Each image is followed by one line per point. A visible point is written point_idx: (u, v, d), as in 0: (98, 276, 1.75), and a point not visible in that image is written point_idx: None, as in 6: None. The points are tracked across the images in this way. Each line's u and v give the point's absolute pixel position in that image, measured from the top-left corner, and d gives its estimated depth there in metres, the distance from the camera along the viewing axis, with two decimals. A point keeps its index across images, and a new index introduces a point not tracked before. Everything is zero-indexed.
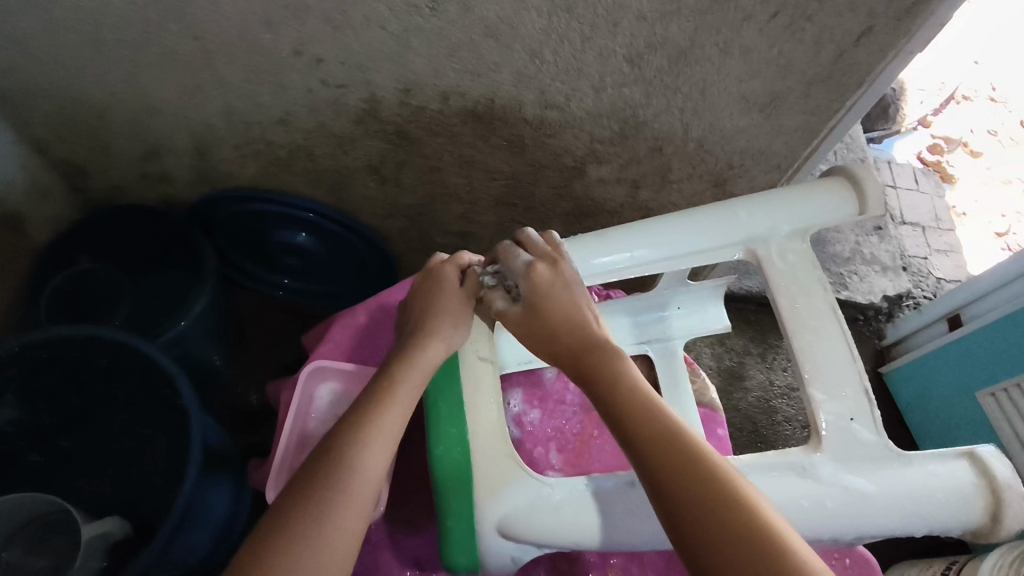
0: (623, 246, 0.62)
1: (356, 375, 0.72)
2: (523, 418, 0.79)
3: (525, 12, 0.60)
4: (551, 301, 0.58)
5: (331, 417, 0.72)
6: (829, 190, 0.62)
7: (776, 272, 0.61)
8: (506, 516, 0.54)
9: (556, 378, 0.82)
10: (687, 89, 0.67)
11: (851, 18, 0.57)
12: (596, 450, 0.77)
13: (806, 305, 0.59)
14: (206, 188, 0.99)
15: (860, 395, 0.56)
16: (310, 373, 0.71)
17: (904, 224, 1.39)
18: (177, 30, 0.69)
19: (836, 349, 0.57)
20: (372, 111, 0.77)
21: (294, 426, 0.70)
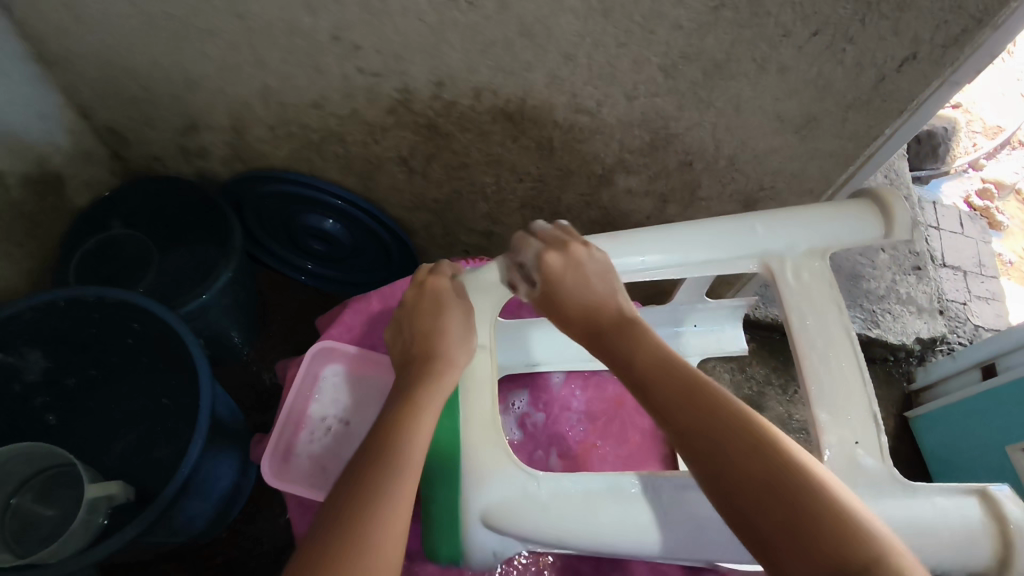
0: (636, 250, 0.62)
1: (360, 358, 0.74)
2: (526, 419, 0.79)
3: (561, 13, 0.60)
4: (574, 278, 0.59)
5: (332, 398, 0.74)
6: (850, 208, 0.61)
7: (788, 288, 0.60)
8: (498, 506, 0.55)
9: (564, 384, 0.81)
10: (721, 104, 0.66)
11: (895, 42, 0.55)
12: (597, 460, 0.77)
13: (815, 322, 0.58)
14: (241, 166, 1.02)
15: (868, 421, 0.55)
16: (317, 352, 0.73)
17: (944, 266, 1.34)
18: (222, 8, 0.71)
19: (845, 372, 0.56)
20: (405, 102, 0.78)
21: (296, 403, 0.72)
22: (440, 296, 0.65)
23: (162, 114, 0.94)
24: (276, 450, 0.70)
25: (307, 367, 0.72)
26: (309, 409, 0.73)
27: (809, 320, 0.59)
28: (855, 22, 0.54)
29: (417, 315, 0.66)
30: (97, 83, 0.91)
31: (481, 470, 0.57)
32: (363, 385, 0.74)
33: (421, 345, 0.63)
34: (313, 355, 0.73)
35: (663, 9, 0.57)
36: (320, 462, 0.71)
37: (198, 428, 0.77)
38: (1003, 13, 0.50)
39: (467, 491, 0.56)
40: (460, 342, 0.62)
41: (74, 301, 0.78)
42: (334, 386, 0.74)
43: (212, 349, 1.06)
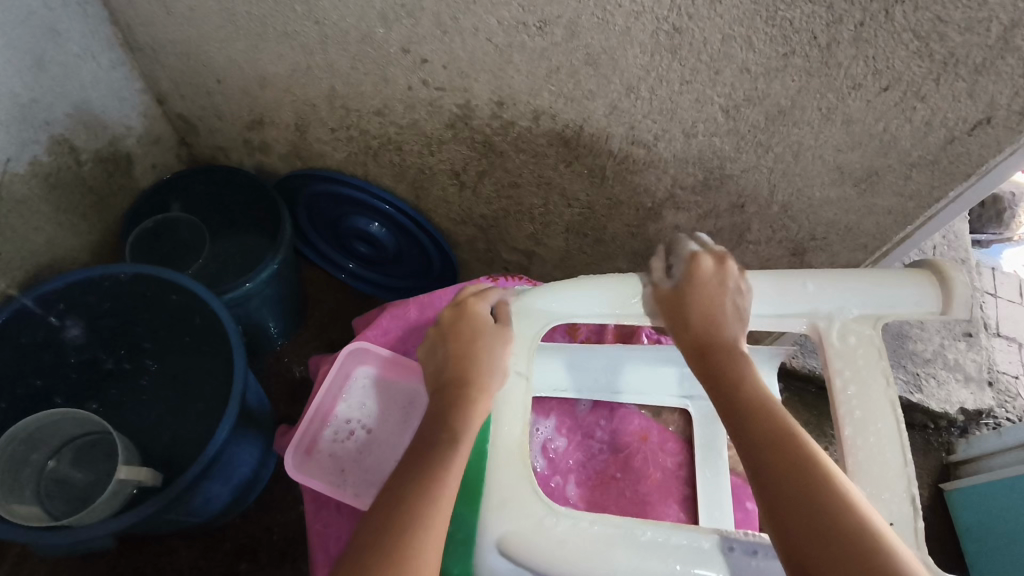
0: None
1: (393, 362, 0.75)
2: (547, 443, 0.78)
3: (629, 46, 0.60)
4: (702, 294, 0.57)
5: (360, 401, 0.75)
6: (905, 278, 0.58)
7: (836, 354, 0.58)
8: (513, 536, 0.55)
9: (591, 411, 0.80)
10: (780, 149, 0.65)
11: (969, 105, 0.54)
12: (614, 492, 0.76)
13: (858, 393, 0.56)
14: (298, 163, 1.05)
15: (905, 498, 0.53)
16: (350, 353, 0.74)
17: (997, 335, 1.30)
18: (303, 12, 0.74)
19: (886, 448, 0.54)
20: (464, 117, 0.79)
21: (325, 399, 0.73)
22: (481, 332, 0.62)
23: (231, 107, 0.98)
24: (299, 446, 0.71)
25: (338, 366, 0.73)
26: (335, 408, 0.74)
27: (851, 390, 0.57)
28: (929, 80, 0.53)
29: (450, 334, 0.63)
30: (175, 72, 0.96)
31: (503, 498, 0.56)
32: (390, 389, 0.75)
33: (455, 365, 0.61)
34: (346, 355, 0.74)
35: (732, 51, 0.57)
36: (341, 462, 0.71)
37: (226, 413, 0.79)
38: None
39: (485, 517, 0.56)
40: (495, 365, 0.61)
41: (133, 276, 0.81)
42: (363, 386, 0.75)
43: (250, 338, 1.09)
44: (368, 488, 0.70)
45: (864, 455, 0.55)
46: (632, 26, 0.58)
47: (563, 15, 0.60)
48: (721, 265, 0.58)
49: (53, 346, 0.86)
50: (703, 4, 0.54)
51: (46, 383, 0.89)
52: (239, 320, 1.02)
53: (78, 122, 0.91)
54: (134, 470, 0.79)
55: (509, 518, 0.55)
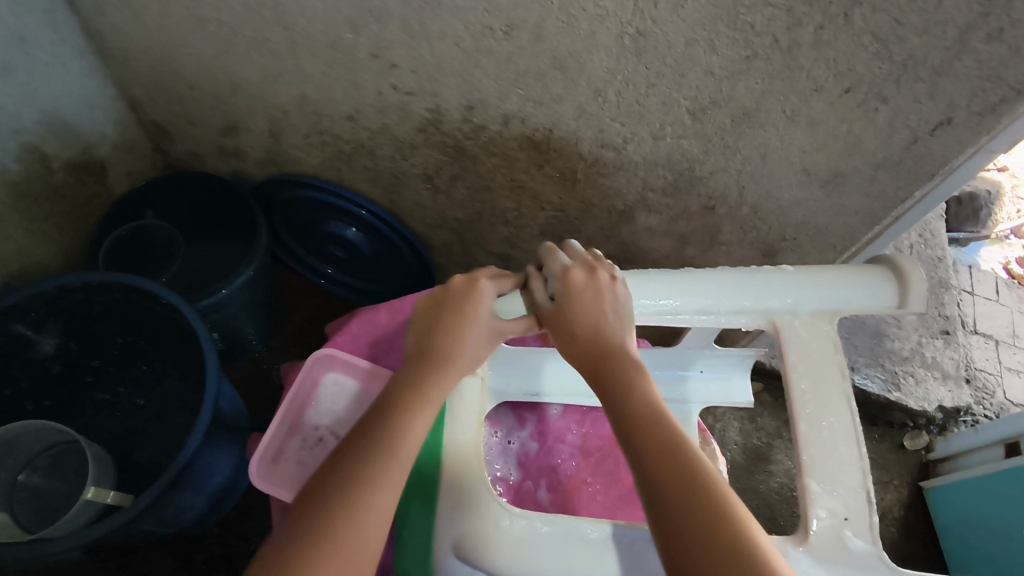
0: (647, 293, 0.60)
1: (361, 368, 0.74)
2: (518, 449, 0.78)
3: (595, 50, 0.60)
4: (578, 305, 0.55)
5: (328, 408, 0.74)
6: (864, 274, 0.60)
7: (792, 345, 0.59)
8: (468, 540, 0.55)
9: (562, 416, 0.80)
10: (747, 152, 0.66)
11: (929, 106, 0.54)
12: (585, 496, 0.76)
13: (811, 388, 0.57)
14: (273, 168, 1.04)
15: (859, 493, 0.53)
16: (318, 359, 0.73)
17: (976, 333, 1.33)
18: (270, 18, 0.73)
19: (840, 441, 0.55)
20: (435, 122, 0.79)
21: (293, 406, 0.72)
22: (460, 311, 0.60)
23: (203, 112, 0.97)
24: (266, 454, 0.70)
25: (305, 372, 0.72)
26: (304, 414, 0.73)
27: (804, 385, 0.57)
28: (890, 82, 0.53)
29: (450, 304, 0.60)
30: (146, 78, 0.95)
31: (456, 500, 0.57)
32: (359, 393, 0.74)
33: (433, 338, 0.58)
34: (314, 361, 0.73)
35: (696, 54, 0.57)
36: (310, 469, 0.71)
37: (199, 421, 0.78)
38: None
39: (441, 521, 0.57)
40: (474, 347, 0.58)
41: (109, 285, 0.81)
42: (332, 392, 0.74)
43: (227, 345, 1.08)
44: None
45: (820, 449, 0.55)
46: (597, 30, 0.58)
47: (528, 20, 0.60)
48: (590, 271, 0.57)
49: (22, 357, 0.85)
50: (666, 9, 0.54)
51: (22, 394, 0.89)
52: (215, 327, 1.01)
53: (48, 130, 0.90)
54: (101, 491, 0.78)
55: (460, 518, 0.56)
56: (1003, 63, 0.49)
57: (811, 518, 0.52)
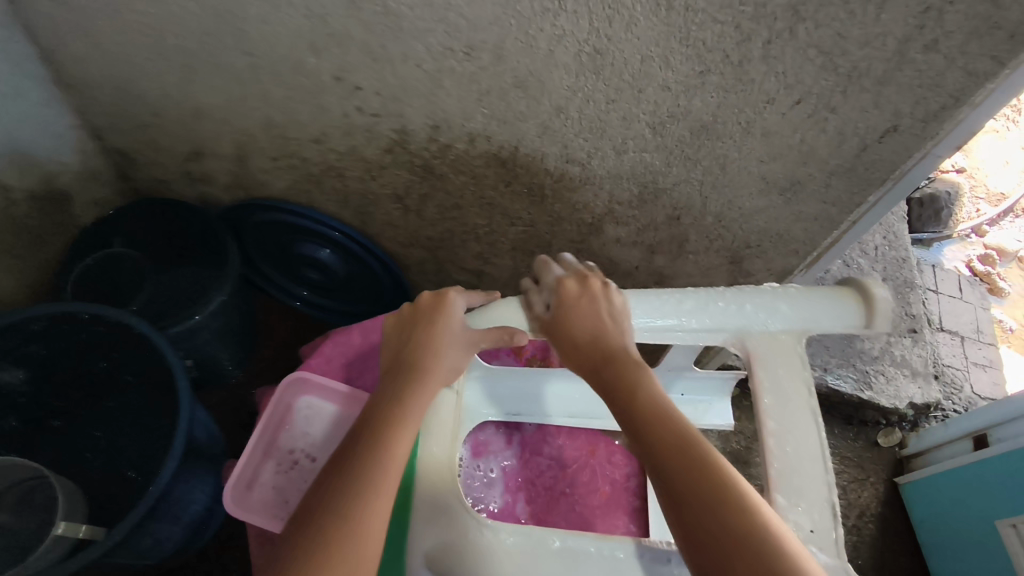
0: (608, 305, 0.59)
1: (334, 390, 0.73)
2: (501, 471, 0.78)
3: (554, 68, 0.62)
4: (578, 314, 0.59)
5: (303, 433, 0.73)
6: (824, 292, 0.60)
7: (760, 362, 0.59)
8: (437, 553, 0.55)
9: (537, 429, 0.80)
10: (707, 162, 0.67)
11: (876, 114, 0.56)
12: (564, 508, 0.77)
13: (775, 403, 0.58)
14: (242, 193, 1.04)
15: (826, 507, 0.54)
16: (290, 383, 0.73)
17: (941, 330, 1.38)
18: (233, 45, 0.74)
19: (805, 457, 0.56)
20: (402, 142, 0.80)
21: (267, 434, 0.72)
22: (434, 328, 0.60)
23: (169, 139, 0.97)
24: (240, 480, 0.69)
25: (278, 396, 0.72)
26: (279, 438, 0.73)
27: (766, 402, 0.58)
28: (837, 93, 0.55)
29: (421, 322, 0.61)
30: (109, 107, 0.94)
31: (429, 514, 0.56)
32: (333, 414, 0.74)
33: (411, 353, 0.59)
34: (286, 385, 0.72)
35: (652, 70, 0.59)
36: (286, 493, 0.70)
37: (172, 451, 0.77)
38: (981, 93, 0.51)
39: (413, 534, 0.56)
40: (446, 361, 0.59)
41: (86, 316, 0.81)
42: (305, 417, 0.74)
43: (201, 372, 1.07)
44: None
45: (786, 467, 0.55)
46: (555, 49, 0.60)
47: (487, 41, 0.62)
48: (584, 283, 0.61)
49: None
50: (620, 27, 0.56)
51: None
52: (188, 354, 1.00)
53: (9, 161, 0.89)
54: (74, 525, 0.77)
55: (428, 534, 0.56)
56: (941, 72, 0.51)
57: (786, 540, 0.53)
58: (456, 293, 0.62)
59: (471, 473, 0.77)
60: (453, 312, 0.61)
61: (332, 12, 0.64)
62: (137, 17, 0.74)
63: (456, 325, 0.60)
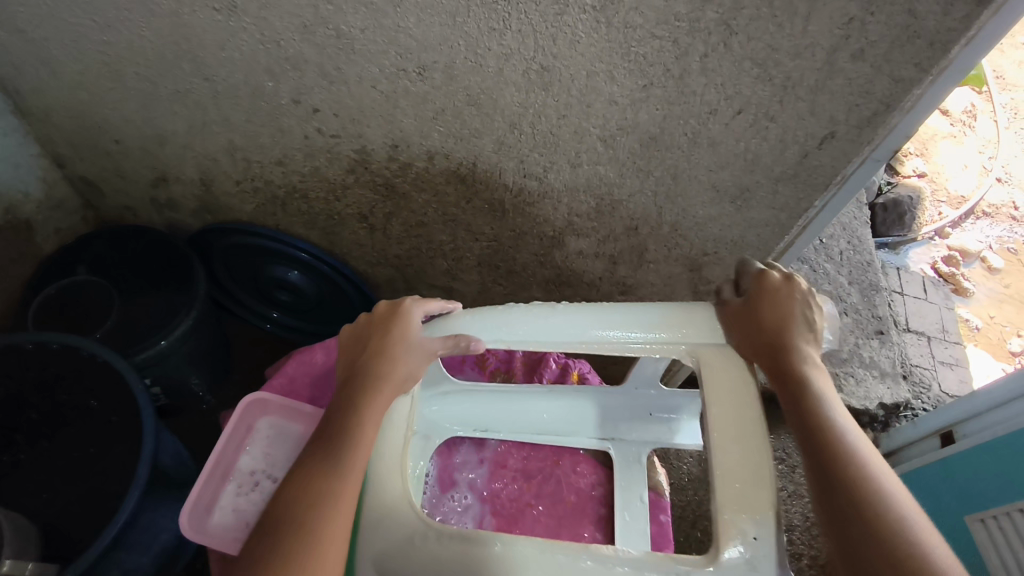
0: (559, 317, 0.61)
1: (295, 410, 0.74)
2: (468, 485, 0.78)
3: (504, 85, 0.64)
4: (774, 302, 0.58)
5: (262, 455, 0.73)
6: None
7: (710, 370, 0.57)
8: (386, 556, 0.52)
9: (501, 443, 0.81)
10: (659, 173, 0.69)
11: (813, 122, 0.58)
12: (530, 519, 0.77)
13: (723, 412, 0.55)
14: (208, 218, 1.04)
15: (767, 511, 0.50)
16: (251, 404, 0.73)
17: (908, 330, 1.43)
18: (191, 71, 0.74)
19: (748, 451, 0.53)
20: (363, 162, 0.81)
21: (225, 455, 0.72)
22: (391, 337, 0.61)
23: (133, 166, 0.97)
24: (199, 504, 0.69)
25: (237, 419, 0.72)
26: (238, 459, 0.73)
27: (713, 409, 0.55)
28: (774, 102, 0.57)
29: (378, 331, 0.62)
30: (70, 136, 0.94)
31: (373, 517, 0.54)
32: (294, 434, 0.74)
33: (369, 362, 0.60)
34: (247, 406, 0.73)
35: (598, 85, 0.60)
36: (246, 514, 0.70)
37: (135, 480, 0.76)
38: (908, 100, 0.54)
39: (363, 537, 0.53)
40: (403, 370, 0.60)
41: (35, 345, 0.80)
42: (265, 437, 0.74)
43: (169, 397, 1.06)
44: None
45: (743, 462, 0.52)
46: (504, 67, 0.62)
47: (439, 61, 0.63)
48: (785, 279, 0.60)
49: None
50: (564, 45, 0.58)
51: None
52: (156, 380, 0.99)
53: None
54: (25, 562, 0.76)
55: (379, 536, 0.53)
56: (869, 80, 0.53)
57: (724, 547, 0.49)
58: (415, 305, 0.64)
59: (441, 500, 0.77)
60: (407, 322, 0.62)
61: (287, 36, 0.66)
62: (94, 47, 0.75)
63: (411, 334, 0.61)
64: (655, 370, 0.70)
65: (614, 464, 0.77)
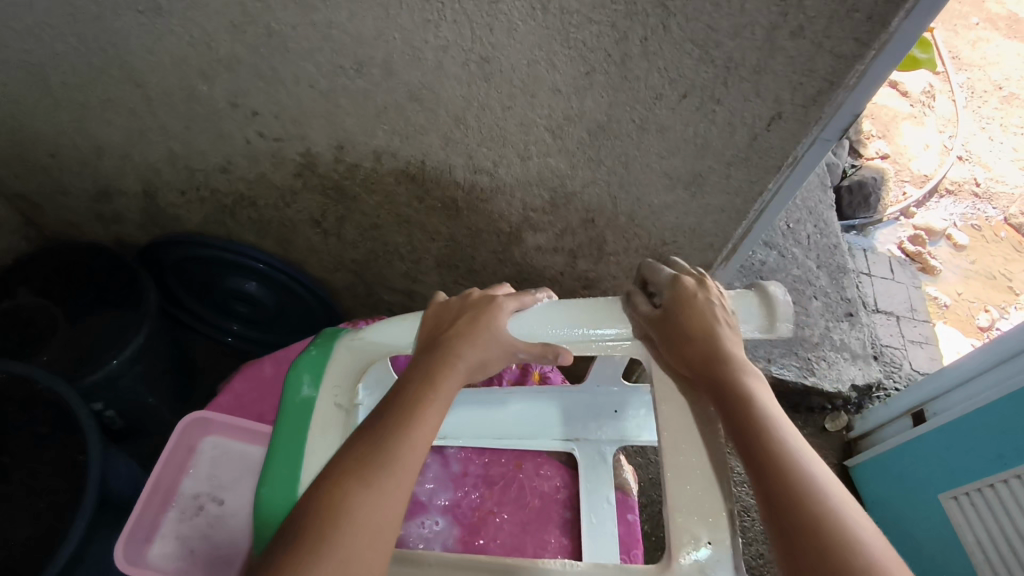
0: (584, 313, 0.53)
1: (240, 428, 0.72)
2: (430, 498, 0.76)
3: (445, 79, 0.62)
4: (693, 309, 0.49)
5: (206, 478, 0.71)
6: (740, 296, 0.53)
7: (658, 367, 0.51)
8: None
9: (460, 451, 0.79)
10: (611, 162, 0.67)
11: (759, 103, 0.57)
12: (493, 527, 0.75)
13: (672, 410, 0.49)
14: (156, 231, 1.01)
15: (722, 514, 0.44)
16: (193, 423, 0.70)
17: (877, 311, 1.44)
18: (121, 77, 0.71)
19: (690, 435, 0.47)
20: (309, 165, 0.78)
21: (165, 480, 0.69)
22: (482, 323, 0.51)
23: (73, 180, 0.93)
24: (136, 534, 0.65)
25: (177, 439, 0.69)
26: (180, 484, 0.70)
27: (661, 407, 0.49)
28: (719, 84, 0.56)
29: (467, 313, 0.52)
30: (3, 152, 0.91)
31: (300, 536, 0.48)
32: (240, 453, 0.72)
33: (446, 340, 0.50)
34: (187, 426, 0.70)
35: (540, 74, 0.59)
36: (189, 542, 0.67)
37: (81, 506, 0.73)
38: (851, 76, 0.52)
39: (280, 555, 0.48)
40: (476, 355, 0.50)
41: None
42: (209, 458, 0.72)
43: (126, 418, 1.02)
44: (219, 569, 0.66)
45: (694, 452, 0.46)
46: (443, 60, 0.60)
47: (375, 56, 0.61)
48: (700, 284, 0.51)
49: None
50: (501, 33, 0.56)
51: None
52: (109, 402, 0.96)
53: None
54: None
55: None
56: (811, 57, 0.52)
57: (678, 556, 0.43)
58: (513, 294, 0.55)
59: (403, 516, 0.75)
60: (494, 310, 0.52)
61: (216, 36, 0.63)
62: (16, 57, 0.71)
63: (496, 322, 0.52)
64: (615, 366, 0.67)
65: (579, 464, 0.77)
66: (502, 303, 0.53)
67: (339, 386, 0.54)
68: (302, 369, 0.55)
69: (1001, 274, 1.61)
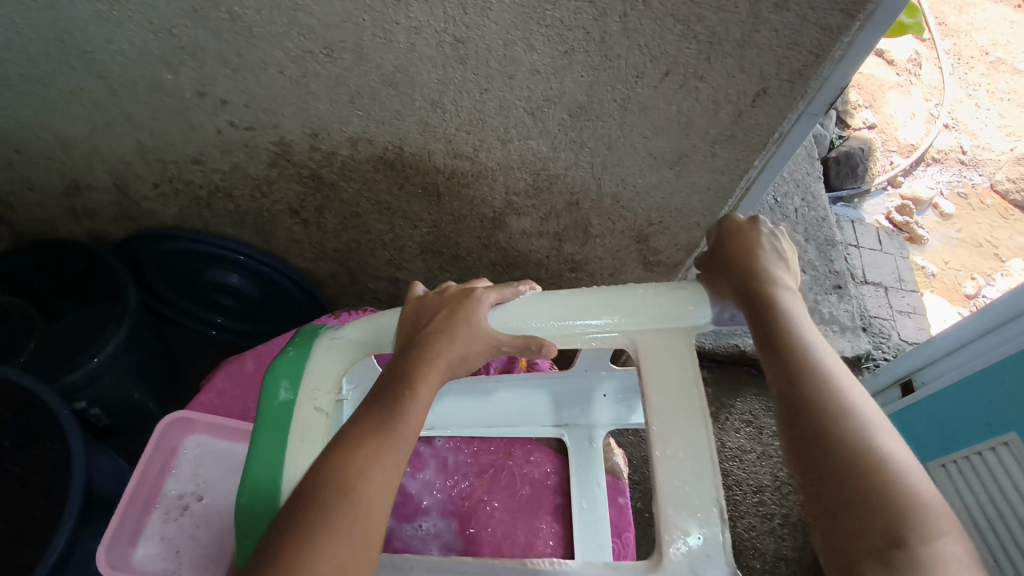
0: (570, 305, 0.51)
1: (224, 426, 0.72)
2: (420, 491, 0.76)
3: (419, 62, 0.59)
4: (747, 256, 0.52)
5: (190, 478, 0.71)
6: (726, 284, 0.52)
7: (650, 359, 0.48)
8: None
9: (448, 443, 0.79)
10: (593, 143, 0.66)
11: (743, 79, 0.55)
12: (484, 516, 0.75)
13: (664, 401, 0.46)
14: (131, 225, 0.98)
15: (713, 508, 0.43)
16: (172, 423, 0.70)
17: (865, 283, 1.43)
18: (82, 68, 0.68)
19: (682, 425, 0.45)
20: (284, 154, 0.76)
21: (147, 483, 0.68)
22: (461, 319, 0.50)
23: (41, 175, 0.90)
24: (119, 538, 0.64)
25: (158, 440, 0.70)
26: (163, 485, 0.70)
27: (653, 398, 0.47)
28: (701, 60, 0.54)
29: (447, 307, 0.51)
30: None
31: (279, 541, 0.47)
32: (224, 451, 0.72)
33: (424, 337, 0.50)
34: (167, 426, 0.70)
35: (517, 54, 0.57)
36: (175, 544, 0.67)
37: (68, 507, 0.72)
38: (837, 48, 0.51)
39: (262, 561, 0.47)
40: (457, 352, 0.49)
41: None
42: (192, 457, 0.72)
43: (111, 416, 1.01)
44: (207, 568, 0.66)
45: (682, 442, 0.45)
46: (416, 42, 0.58)
47: (345, 40, 0.59)
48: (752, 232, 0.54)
49: None
50: (475, 13, 0.54)
51: None
52: (94, 401, 0.94)
53: None
54: None
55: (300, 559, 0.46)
56: (796, 30, 0.50)
57: (668, 548, 0.42)
58: (491, 287, 0.53)
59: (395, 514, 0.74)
60: (472, 305, 0.51)
61: (177, 22, 0.60)
62: None
63: (475, 317, 0.50)
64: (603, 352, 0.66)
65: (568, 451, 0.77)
66: (480, 297, 0.51)
67: (318, 388, 0.53)
68: (280, 372, 0.53)
69: (987, 241, 1.62)
